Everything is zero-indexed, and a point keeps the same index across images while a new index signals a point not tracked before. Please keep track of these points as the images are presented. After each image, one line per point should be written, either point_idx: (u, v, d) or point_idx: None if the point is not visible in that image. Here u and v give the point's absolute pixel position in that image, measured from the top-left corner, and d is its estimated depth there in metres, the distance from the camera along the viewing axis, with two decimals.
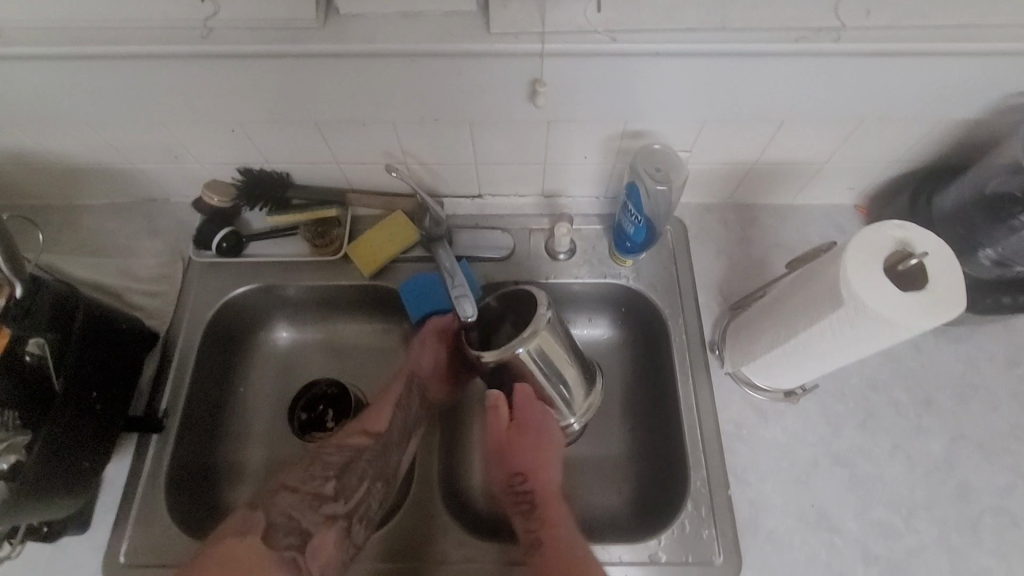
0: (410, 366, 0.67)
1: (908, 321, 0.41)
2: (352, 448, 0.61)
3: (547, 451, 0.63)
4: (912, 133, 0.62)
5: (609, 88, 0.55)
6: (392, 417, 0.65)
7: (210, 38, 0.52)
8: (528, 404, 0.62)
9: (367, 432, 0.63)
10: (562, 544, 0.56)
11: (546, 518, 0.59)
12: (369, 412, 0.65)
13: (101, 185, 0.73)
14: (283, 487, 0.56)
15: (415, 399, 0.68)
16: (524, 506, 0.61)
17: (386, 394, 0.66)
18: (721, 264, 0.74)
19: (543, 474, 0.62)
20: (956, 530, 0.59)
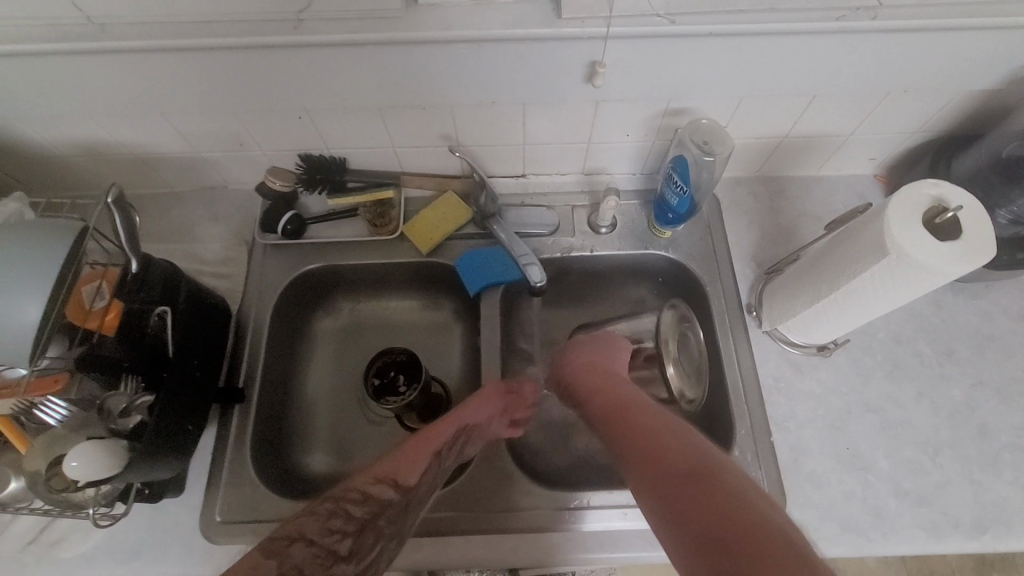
0: (469, 421, 0.62)
1: (947, 269, 0.47)
2: (378, 502, 0.50)
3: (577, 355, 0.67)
4: (934, 105, 0.68)
5: (663, 68, 0.60)
6: (424, 473, 0.55)
7: (301, 28, 0.55)
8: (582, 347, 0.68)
9: (398, 483, 0.53)
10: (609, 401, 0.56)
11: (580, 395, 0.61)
12: (402, 460, 0.55)
13: (166, 174, 0.77)
14: (302, 535, 0.45)
15: (452, 451, 0.61)
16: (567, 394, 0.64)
17: (424, 441, 0.58)
18: (752, 232, 0.79)
19: (569, 368, 0.65)
20: (978, 465, 0.65)
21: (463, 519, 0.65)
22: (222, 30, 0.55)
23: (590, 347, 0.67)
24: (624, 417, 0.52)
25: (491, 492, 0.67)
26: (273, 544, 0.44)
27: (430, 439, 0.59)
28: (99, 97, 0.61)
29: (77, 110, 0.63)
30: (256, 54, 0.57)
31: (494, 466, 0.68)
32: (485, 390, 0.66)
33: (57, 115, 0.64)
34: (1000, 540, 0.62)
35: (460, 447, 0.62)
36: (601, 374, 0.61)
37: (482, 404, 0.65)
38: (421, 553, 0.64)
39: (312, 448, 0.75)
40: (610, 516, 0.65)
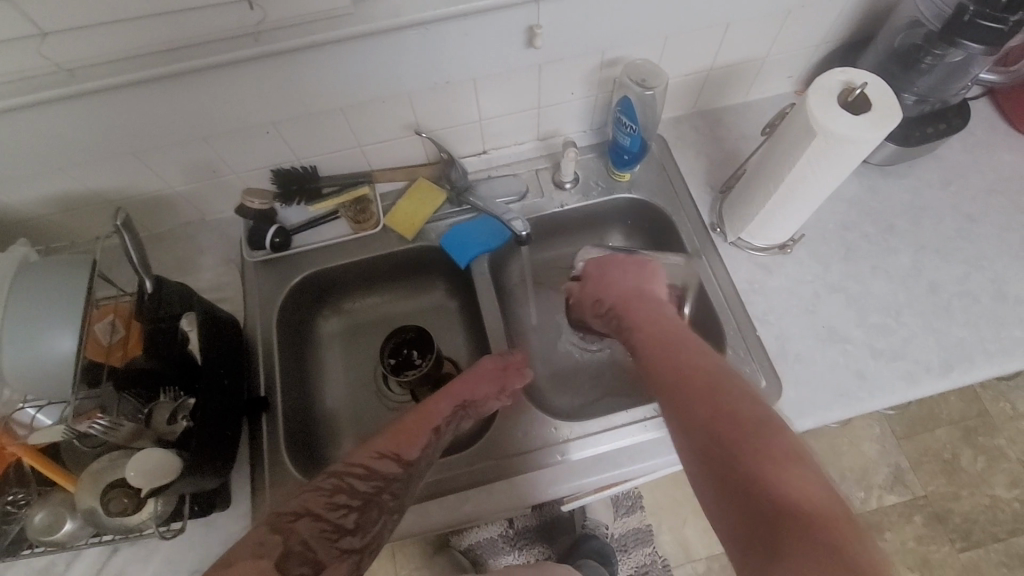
0: (466, 398, 0.67)
1: (866, 136, 0.54)
2: (381, 476, 0.56)
3: (610, 276, 0.72)
4: (831, 15, 0.76)
5: (592, 21, 0.66)
6: (423, 448, 0.61)
7: (262, 41, 0.58)
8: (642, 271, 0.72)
9: (399, 457, 0.58)
10: (655, 347, 0.59)
11: (632, 323, 0.65)
12: (402, 436, 0.60)
13: (143, 216, 0.79)
14: (306, 511, 0.50)
15: (451, 426, 0.65)
16: (612, 319, 0.68)
17: (427, 415, 0.64)
18: (701, 161, 0.86)
19: (610, 295, 0.70)
20: (935, 316, 0.74)
21: (502, 465, 0.69)
22: (186, 56, 0.58)
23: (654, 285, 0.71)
24: (669, 357, 0.57)
25: (518, 437, 0.71)
26: (279, 520, 0.49)
27: (430, 415, 0.64)
28: (70, 145, 0.63)
29: (48, 163, 0.65)
30: (221, 72, 0.60)
31: (518, 413, 0.72)
32: (483, 364, 0.69)
33: (30, 174, 0.66)
34: (967, 373, 0.70)
35: (459, 421, 0.67)
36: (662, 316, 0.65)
37: (480, 378, 0.68)
38: (468, 505, 0.67)
39: (341, 443, 0.78)
40: (638, 429, 0.69)
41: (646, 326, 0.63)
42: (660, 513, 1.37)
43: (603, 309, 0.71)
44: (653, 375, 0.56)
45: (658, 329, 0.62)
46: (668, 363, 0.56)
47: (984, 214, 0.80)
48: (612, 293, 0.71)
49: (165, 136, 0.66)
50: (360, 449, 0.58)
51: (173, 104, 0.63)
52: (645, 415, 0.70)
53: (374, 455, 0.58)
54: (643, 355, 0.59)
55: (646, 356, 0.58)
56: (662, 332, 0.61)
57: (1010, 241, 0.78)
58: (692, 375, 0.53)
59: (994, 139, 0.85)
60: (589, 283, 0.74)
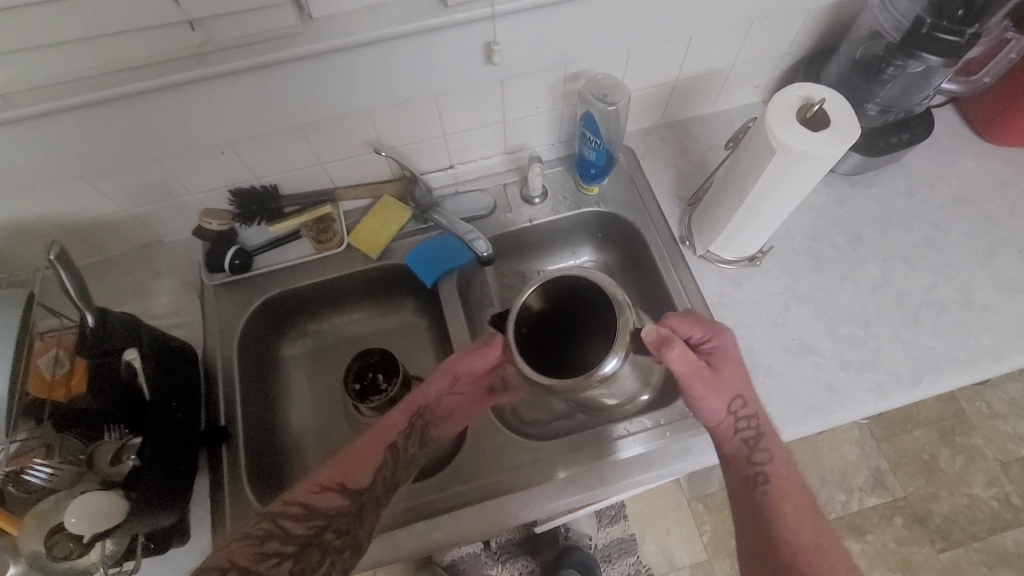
0: (420, 402, 0.62)
1: (826, 153, 0.54)
2: (321, 514, 0.54)
3: (746, 370, 0.60)
4: (793, 26, 0.76)
5: (552, 35, 0.65)
6: (375, 472, 0.57)
7: (207, 61, 0.56)
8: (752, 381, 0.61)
9: (344, 488, 0.56)
10: (784, 487, 0.57)
11: (772, 450, 0.58)
12: (348, 463, 0.57)
13: (98, 241, 0.76)
14: (234, 566, 0.50)
15: (412, 439, 0.61)
16: (750, 434, 0.58)
17: (384, 429, 0.60)
18: (670, 173, 0.86)
19: (749, 403, 0.59)
20: (903, 326, 0.74)
21: (470, 489, 0.67)
22: (126, 79, 0.56)
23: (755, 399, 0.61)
24: (795, 510, 0.56)
25: (487, 461, 0.69)
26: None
27: (387, 430, 0.60)
28: (11, 173, 0.61)
29: None
30: (163, 94, 0.58)
31: (488, 434, 0.70)
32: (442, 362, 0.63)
33: None
34: (935, 383, 0.70)
35: (423, 430, 0.63)
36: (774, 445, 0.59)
37: (434, 379, 0.63)
38: (438, 532, 0.65)
39: (309, 467, 0.76)
40: (618, 448, 0.68)
41: (785, 461, 0.59)
42: (643, 522, 1.36)
43: (744, 414, 0.58)
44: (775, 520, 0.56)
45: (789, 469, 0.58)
46: (800, 516, 0.56)
47: (951, 221, 0.80)
48: (753, 396, 0.59)
49: (115, 162, 0.64)
50: (298, 486, 0.56)
51: (119, 129, 0.60)
52: (622, 434, 0.69)
53: (316, 488, 0.55)
54: (774, 490, 0.57)
55: (775, 493, 0.57)
56: (791, 473, 0.58)
57: (975, 248, 0.79)
58: (819, 536, 0.55)
59: (958, 146, 0.85)
60: (730, 365, 0.59)
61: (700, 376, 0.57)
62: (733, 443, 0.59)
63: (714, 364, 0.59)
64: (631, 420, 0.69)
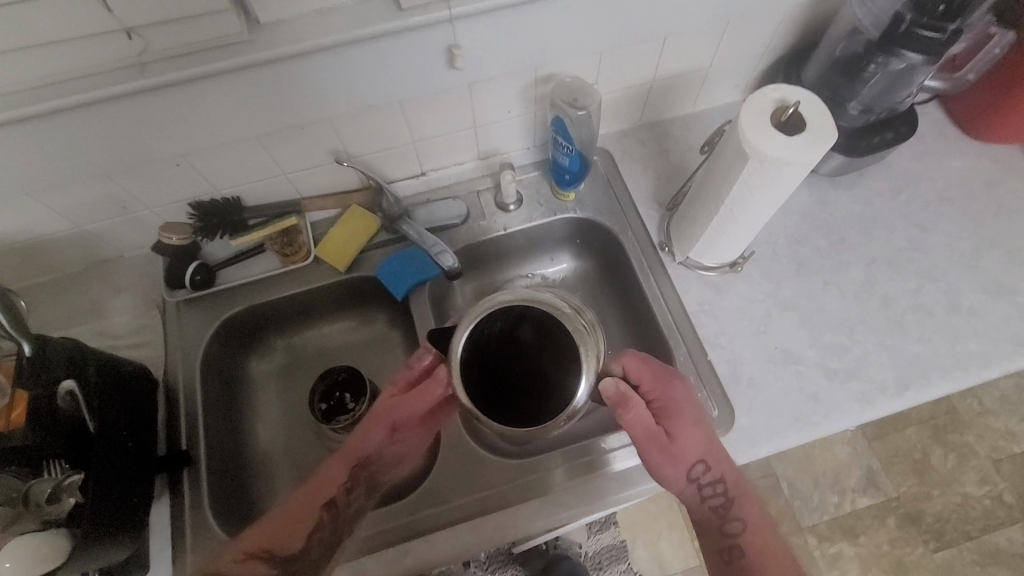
0: (356, 453, 0.61)
1: (801, 158, 0.51)
2: None
3: (702, 425, 0.57)
4: (772, 24, 0.74)
5: (517, 37, 0.62)
6: (309, 535, 0.57)
7: (147, 72, 0.53)
8: (706, 428, 0.58)
9: (273, 555, 0.56)
10: (764, 558, 0.54)
11: (744, 517, 0.56)
12: (281, 528, 0.57)
13: (54, 258, 0.73)
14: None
15: (355, 493, 0.61)
16: (718, 501, 0.56)
17: (319, 485, 0.60)
18: (649, 177, 0.83)
19: (710, 461, 0.56)
20: (889, 332, 0.72)
21: (443, 511, 0.64)
22: (61, 92, 0.53)
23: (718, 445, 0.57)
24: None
25: (460, 481, 0.66)
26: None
27: (322, 486, 0.60)
28: None
29: None
30: (102, 108, 0.55)
31: (461, 453, 0.67)
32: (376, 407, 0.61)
33: None
34: (922, 391, 0.68)
35: (366, 481, 0.62)
36: (744, 501, 0.57)
37: (368, 429, 0.61)
38: (409, 558, 0.62)
39: (280, 489, 0.74)
40: (609, 462, 0.66)
41: (762, 527, 0.56)
42: (634, 528, 1.34)
43: (707, 480, 0.56)
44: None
45: (769, 537, 0.56)
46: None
47: (936, 222, 0.78)
48: (717, 458, 0.57)
49: (61, 178, 0.61)
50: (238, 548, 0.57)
51: (62, 145, 0.58)
52: (610, 448, 0.66)
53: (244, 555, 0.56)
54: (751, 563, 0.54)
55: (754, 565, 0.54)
56: (770, 540, 0.55)
57: (962, 250, 0.76)
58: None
59: (943, 144, 0.83)
60: (685, 425, 0.57)
61: (653, 446, 0.55)
62: (700, 511, 0.57)
63: (669, 426, 0.57)
64: (612, 436, 0.67)
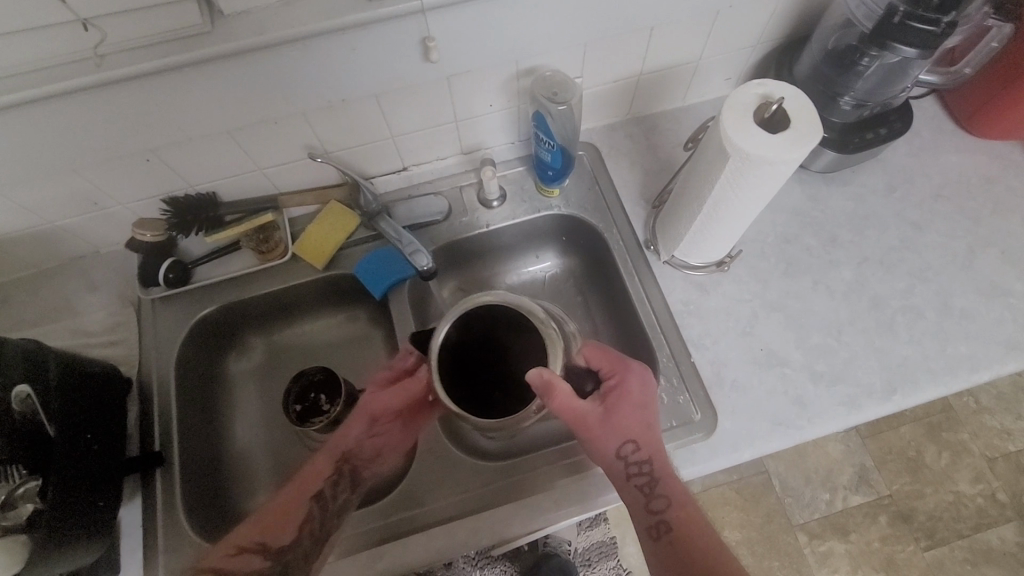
0: (340, 445, 0.62)
1: (783, 157, 0.49)
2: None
3: (643, 408, 0.56)
4: (763, 14, 0.71)
5: (495, 27, 0.60)
6: (300, 527, 0.57)
7: (104, 65, 0.52)
8: (647, 408, 0.57)
9: (265, 547, 0.56)
10: (689, 534, 0.53)
11: (670, 494, 0.54)
12: (271, 521, 0.57)
13: (26, 255, 0.72)
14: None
15: (341, 485, 0.61)
16: (644, 479, 0.55)
17: (307, 479, 0.60)
18: (636, 173, 0.81)
19: (643, 439, 0.55)
20: (877, 334, 0.70)
21: (419, 515, 0.63)
22: (11, 86, 0.51)
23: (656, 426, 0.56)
24: (699, 550, 0.52)
25: (436, 484, 0.65)
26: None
27: (309, 480, 0.60)
28: None
29: None
30: (57, 104, 0.53)
31: (437, 455, 0.66)
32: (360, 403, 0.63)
33: None
34: (909, 396, 0.67)
35: (351, 474, 0.62)
36: (673, 481, 0.55)
37: (351, 422, 0.63)
38: (382, 562, 0.61)
39: (257, 489, 0.73)
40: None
41: (686, 504, 0.54)
42: (624, 525, 1.33)
43: (636, 459, 0.55)
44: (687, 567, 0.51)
45: (692, 512, 0.54)
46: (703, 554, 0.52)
47: (930, 221, 0.76)
48: (648, 438, 0.56)
49: (24, 175, 0.59)
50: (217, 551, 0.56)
51: (20, 142, 0.56)
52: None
53: (235, 549, 0.56)
54: (679, 540, 0.53)
55: (682, 542, 0.52)
56: (694, 517, 0.54)
57: (955, 250, 0.74)
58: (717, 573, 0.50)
59: (940, 140, 0.81)
60: (626, 409, 0.55)
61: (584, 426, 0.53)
62: (626, 488, 0.55)
63: (609, 403, 0.55)
64: None
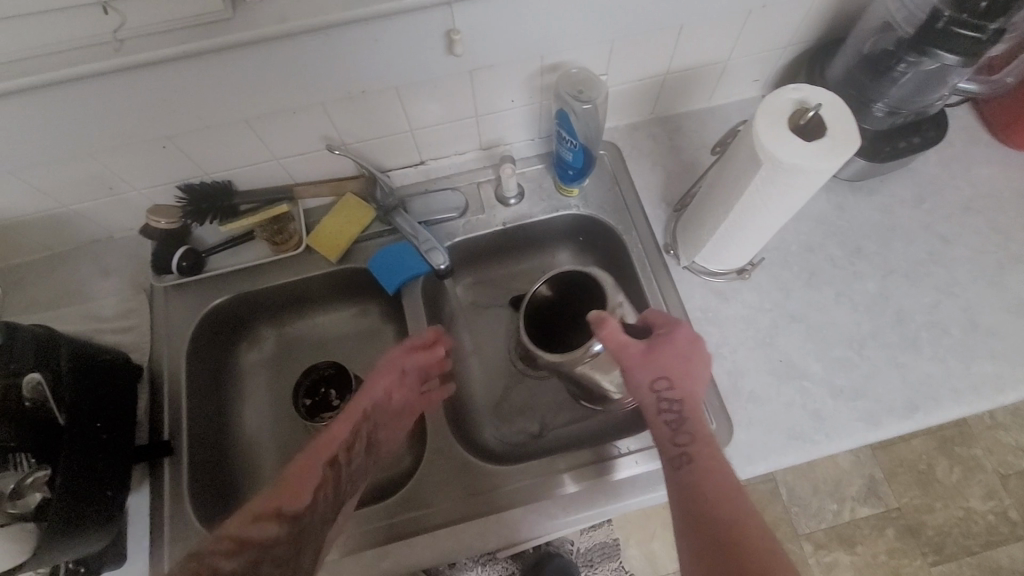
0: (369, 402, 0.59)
1: (817, 167, 0.47)
2: (256, 546, 0.46)
3: (692, 351, 0.55)
4: (797, 15, 0.69)
5: (523, 20, 0.58)
6: (318, 489, 0.52)
7: (123, 50, 0.51)
8: (693, 353, 0.55)
9: (279, 515, 0.49)
10: (710, 469, 0.51)
11: (696, 430, 0.53)
12: (288, 484, 0.51)
13: (41, 237, 0.72)
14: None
15: (356, 450, 0.57)
16: (671, 416, 0.54)
17: (327, 441, 0.55)
18: (657, 174, 0.79)
19: (681, 379, 0.54)
20: (901, 349, 0.68)
21: (427, 515, 0.63)
22: (28, 70, 0.50)
23: (700, 372, 0.55)
24: (715, 483, 0.50)
25: (444, 485, 0.64)
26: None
27: (327, 442, 0.55)
28: None
29: None
30: (76, 88, 0.52)
31: (447, 456, 0.65)
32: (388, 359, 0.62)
33: None
34: (932, 414, 0.65)
35: (367, 438, 0.59)
36: (700, 421, 0.54)
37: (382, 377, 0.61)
38: (387, 561, 0.61)
39: (264, 481, 0.72)
40: (614, 468, 0.63)
41: (711, 444, 0.53)
42: (628, 527, 1.33)
43: (668, 396, 0.54)
44: (702, 495, 0.50)
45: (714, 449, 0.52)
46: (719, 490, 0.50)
47: (959, 234, 0.74)
48: (684, 380, 0.55)
49: (40, 158, 0.59)
50: (225, 525, 0.48)
51: (37, 125, 0.55)
52: (620, 453, 0.64)
53: (249, 519, 0.48)
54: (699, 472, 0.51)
55: (700, 473, 0.51)
56: (717, 454, 0.52)
57: (985, 265, 0.72)
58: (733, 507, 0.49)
59: (973, 152, 0.78)
60: (670, 349, 0.55)
61: (623, 354, 0.55)
62: (655, 422, 0.54)
63: (652, 342, 0.55)
64: (606, 445, 0.64)
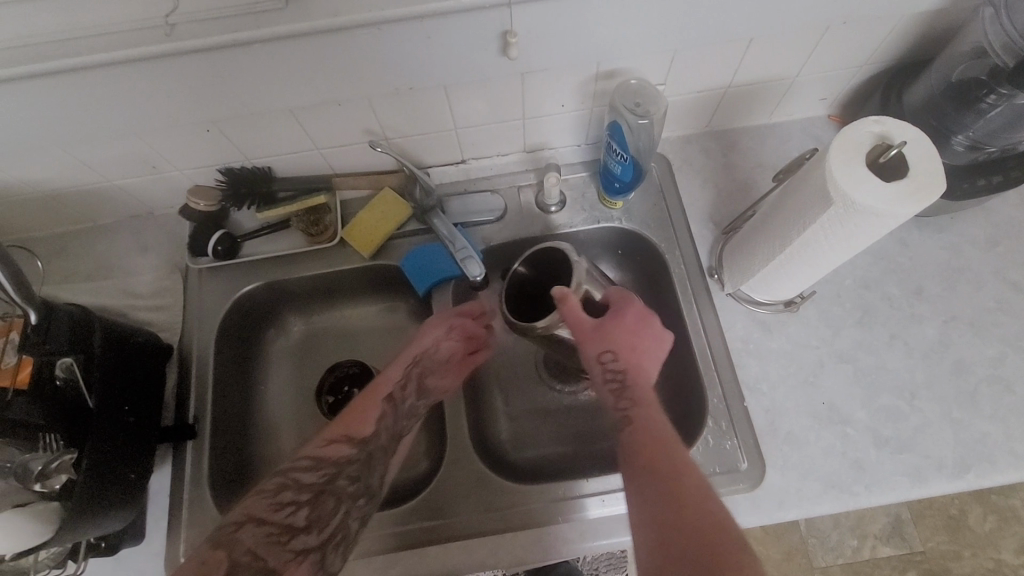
0: (418, 351, 0.66)
1: (890, 211, 0.44)
2: (333, 463, 0.57)
3: (640, 329, 0.59)
4: (878, 35, 0.64)
5: (582, 28, 0.55)
6: (378, 421, 0.61)
7: (174, 34, 0.50)
8: (642, 327, 0.59)
9: (350, 439, 0.59)
10: (649, 428, 0.55)
11: (637, 397, 0.57)
12: (352, 418, 0.61)
13: (85, 208, 0.73)
14: (250, 518, 0.50)
15: (409, 390, 0.65)
16: (615, 385, 0.57)
17: (383, 382, 0.64)
18: (707, 192, 0.75)
19: (627, 354, 0.58)
20: (956, 404, 0.64)
21: (442, 527, 0.62)
22: (81, 49, 0.50)
23: (652, 348, 0.59)
24: (651, 437, 0.54)
25: (461, 498, 0.63)
26: (221, 533, 0.49)
27: (381, 384, 0.64)
28: None
29: None
30: (127, 71, 0.52)
31: (466, 467, 0.64)
32: (432, 320, 0.69)
33: None
34: (984, 477, 0.60)
35: (418, 380, 0.66)
36: (643, 388, 0.57)
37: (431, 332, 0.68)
38: (397, 569, 0.60)
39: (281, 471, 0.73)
40: None
41: (652, 405, 0.57)
42: None
43: (613, 367, 0.58)
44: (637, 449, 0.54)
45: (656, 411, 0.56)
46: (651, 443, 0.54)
47: None
48: (630, 355, 0.58)
49: (84, 134, 0.59)
50: (305, 447, 0.58)
51: (84, 105, 0.55)
52: None
53: (325, 442, 0.59)
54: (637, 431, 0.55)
55: (639, 433, 0.55)
56: (658, 416, 0.56)
57: None
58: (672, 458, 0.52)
59: None
60: (620, 326, 0.58)
61: (578, 331, 0.57)
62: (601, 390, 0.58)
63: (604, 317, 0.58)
64: None
